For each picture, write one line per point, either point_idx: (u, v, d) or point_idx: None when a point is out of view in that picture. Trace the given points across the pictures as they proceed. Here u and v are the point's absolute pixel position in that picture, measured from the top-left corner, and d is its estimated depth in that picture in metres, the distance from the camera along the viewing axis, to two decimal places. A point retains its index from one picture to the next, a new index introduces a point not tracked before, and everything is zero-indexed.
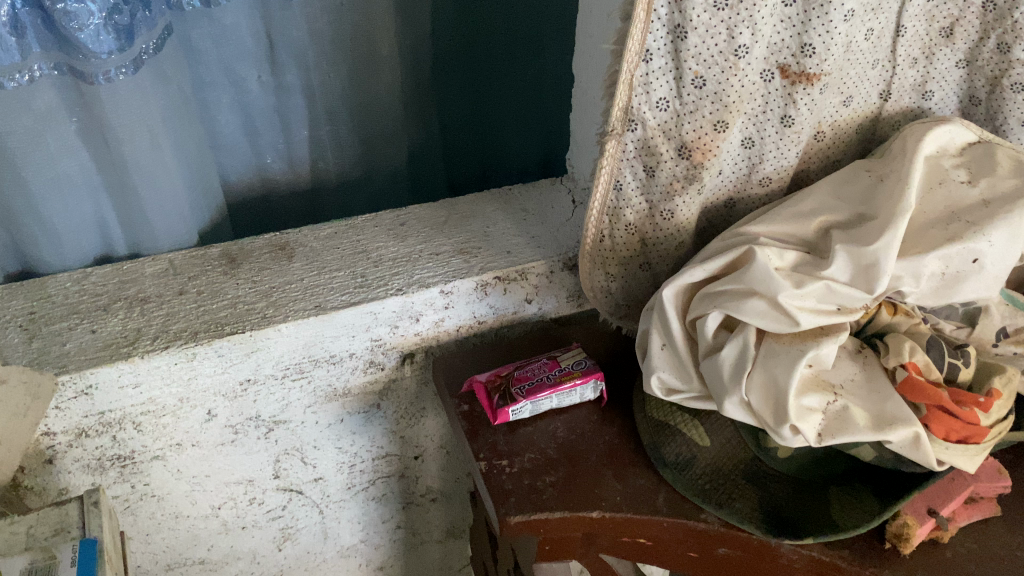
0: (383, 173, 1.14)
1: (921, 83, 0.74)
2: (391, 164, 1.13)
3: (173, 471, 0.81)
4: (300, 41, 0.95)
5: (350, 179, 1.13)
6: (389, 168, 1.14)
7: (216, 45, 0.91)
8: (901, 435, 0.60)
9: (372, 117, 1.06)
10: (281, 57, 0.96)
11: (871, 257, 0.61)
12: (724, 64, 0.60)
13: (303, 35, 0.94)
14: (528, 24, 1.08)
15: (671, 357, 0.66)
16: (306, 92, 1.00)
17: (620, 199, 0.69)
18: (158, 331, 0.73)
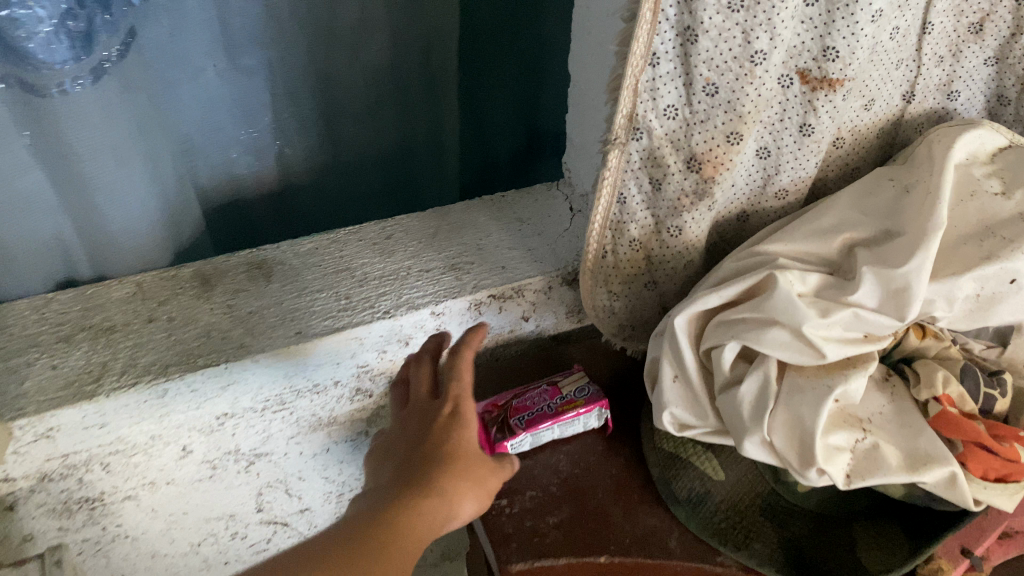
0: (355, 156, 1.06)
1: (946, 83, 0.68)
2: (363, 152, 1.06)
3: (147, 510, 0.76)
4: (256, 18, 0.85)
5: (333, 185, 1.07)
6: (361, 156, 1.06)
7: (173, 36, 0.79)
8: (937, 475, 0.55)
9: (351, 108, 0.99)
10: (239, 39, 0.86)
11: (901, 280, 0.56)
12: (739, 71, 0.52)
13: (258, 12, 0.85)
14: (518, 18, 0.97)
15: (684, 390, 0.61)
16: (266, 72, 0.90)
17: (624, 212, 0.61)
18: (126, 365, 0.67)
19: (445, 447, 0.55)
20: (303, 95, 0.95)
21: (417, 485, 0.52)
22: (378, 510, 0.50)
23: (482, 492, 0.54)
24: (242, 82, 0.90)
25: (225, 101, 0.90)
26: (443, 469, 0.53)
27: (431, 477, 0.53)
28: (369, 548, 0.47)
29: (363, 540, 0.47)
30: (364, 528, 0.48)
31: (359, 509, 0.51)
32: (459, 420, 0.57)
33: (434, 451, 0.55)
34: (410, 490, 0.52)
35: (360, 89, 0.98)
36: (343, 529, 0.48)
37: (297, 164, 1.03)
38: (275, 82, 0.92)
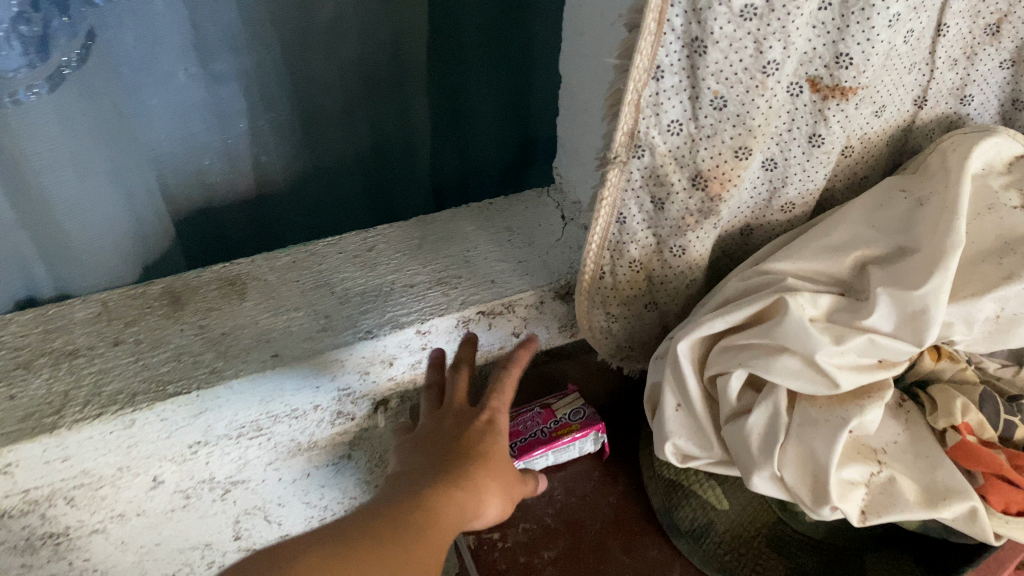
0: (333, 161, 1.02)
1: (960, 87, 0.64)
2: (341, 154, 1.02)
3: (117, 542, 0.72)
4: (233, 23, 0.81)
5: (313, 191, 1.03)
6: (339, 161, 1.03)
7: (139, 42, 0.75)
8: (957, 510, 0.52)
9: (324, 113, 0.96)
10: (212, 44, 0.81)
11: (919, 303, 0.52)
12: (749, 83, 0.48)
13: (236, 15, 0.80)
14: (508, 20, 0.92)
15: (687, 420, 0.57)
16: (240, 78, 0.86)
17: (624, 232, 0.58)
18: (90, 394, 0.62)
19: (477, 445, 0.57)
20: (278, 95, 0.91)
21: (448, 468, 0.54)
22: (414, 486, 0.51)
23: (505, 491, 0.57)
24: (218, 91, 0.85)
25: (195, 105, 0.85)
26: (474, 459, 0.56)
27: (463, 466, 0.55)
28: (409, 511, 0.48)
29: (403, 505, 0.48)
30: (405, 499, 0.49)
31: (393, 485, 0.52)
32: (491, 423, 0.60)
33: (468, 445, 0.57)
34: (442, 473, 0.53)
35: (333, 93, 0.94)
36: (383, 499, 0.49)
37: (274, 170, 0.98)
38: (250, 84, 0.88)
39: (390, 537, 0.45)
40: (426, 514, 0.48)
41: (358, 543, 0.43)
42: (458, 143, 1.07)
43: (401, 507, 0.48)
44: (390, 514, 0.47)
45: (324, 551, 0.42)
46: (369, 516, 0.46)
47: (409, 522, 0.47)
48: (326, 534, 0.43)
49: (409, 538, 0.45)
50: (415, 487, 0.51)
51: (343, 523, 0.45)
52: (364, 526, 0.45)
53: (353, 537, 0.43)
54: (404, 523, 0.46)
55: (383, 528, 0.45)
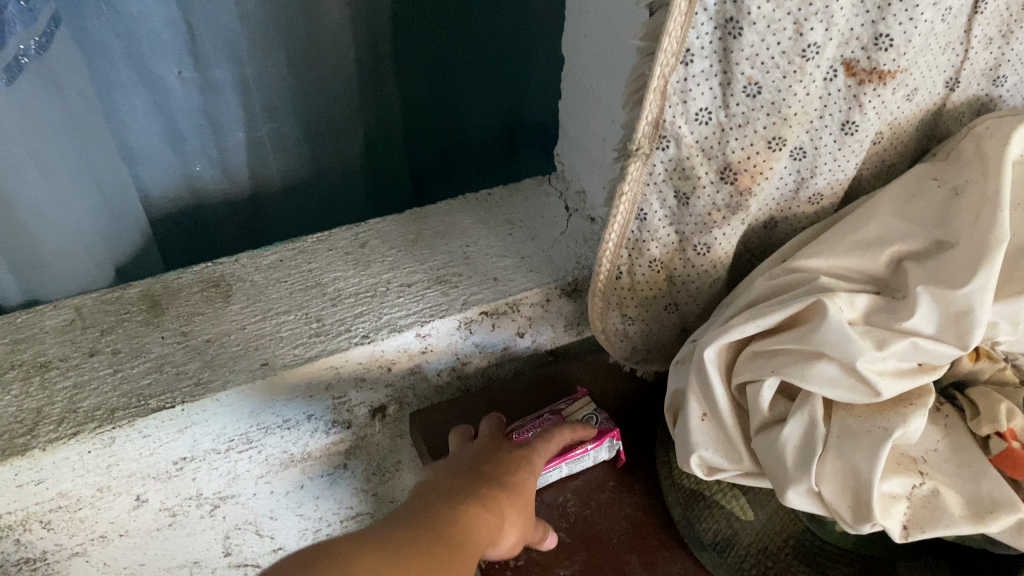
0: (334, 164, 0.98)
1: (993, 67, 0.60)
2: (342, 156, 0.97)
3: (99, 565, 0.67)
4: (236, 30, 0.79)
5: (299, 183, 0.98)
6: (342, 164, 0.98)
7: (125, 40, 0.76)
8: (1004, 524, 0.48)
9: (320, 108, 0.90)
10: (207, 51, 0.80)
11: (963, 303, 0.48)
12: (788, 67, 0.45)
13: (233, 18, 0.78)
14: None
15: (714, 430, 0.54)
16: (241, 91, 0.84)
17: (644, 229, 0.54)
18: (65, 411, 0.57)
19: (514, 475, 0.55)
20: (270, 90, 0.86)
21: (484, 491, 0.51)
22: (451, 504, 0.49)
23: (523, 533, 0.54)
24: (215, 100, 0.84)
25: (189, 113, 0.84)
26: (509, 489, 0.53)
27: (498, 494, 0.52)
28: (444, 531, 0.45)
29: (439, 524, 0.46)
30: (441, 517, 0.47)
31: (434, 499, 0.50)
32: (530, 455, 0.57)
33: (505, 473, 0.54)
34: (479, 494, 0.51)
35: (333, 91, 0.89)
36: (420, 513, 0.47)
37: (265, 167, 0.93)
38: (243, 78, 0.83)
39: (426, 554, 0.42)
40: (462, 536, 0.46)
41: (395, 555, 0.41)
42: (446, 117, 1.05)
43: (439, 524, 0.46)
44: (428, 532, 0.44)
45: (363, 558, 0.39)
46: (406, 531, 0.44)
47: (444, 543, 0.44)
48: (367, 538, 0.41)
49: (444, 559, 0.43)
50: (453, 505, 0.49)
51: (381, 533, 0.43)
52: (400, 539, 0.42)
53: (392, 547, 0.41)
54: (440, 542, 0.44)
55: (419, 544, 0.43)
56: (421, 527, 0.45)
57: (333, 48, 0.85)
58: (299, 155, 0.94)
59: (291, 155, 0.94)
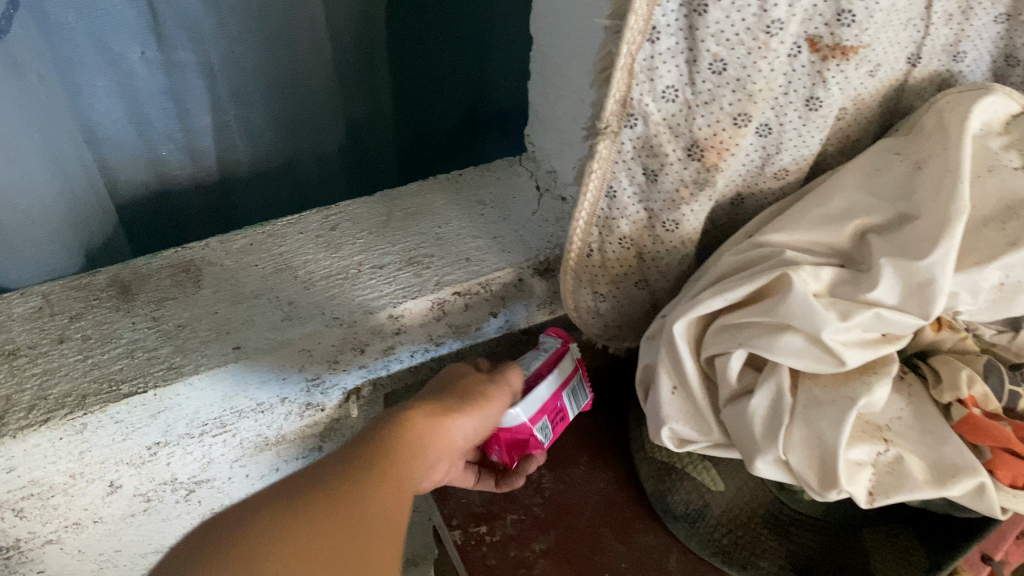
0: (310, 156, 1.00)
1: (954, 43, 0.61)
2: (318, 146, 0.99)
3: (74, 552, 0.67)
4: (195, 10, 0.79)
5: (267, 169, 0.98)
6: (318, 154, 1.00)
7: (87, 19, 0.74)
8: (965, 487, 0.50)
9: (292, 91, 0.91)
10: (170, 29, 0.79)
11: (925, 274, 0.49)
12: (752, 44, 0.45)
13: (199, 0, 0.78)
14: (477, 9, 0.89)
15: (685, 402, 0.54)
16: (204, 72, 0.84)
17: (613, 207, 0.55)
18: (34, 399, 0.57)
19: (477, 404, 0.53)
20: (239, 78, 0.87)
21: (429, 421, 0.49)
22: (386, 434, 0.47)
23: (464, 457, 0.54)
24: (179, 80, 0.83)
25: (154, 94, 0.83)
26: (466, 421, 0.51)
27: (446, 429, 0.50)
28: (377, 478, 0.44)
29: (371, 466, 0.44)
30: (372, 457, 0.45)
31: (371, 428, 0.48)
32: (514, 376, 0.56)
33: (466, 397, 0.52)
34: (423, 418, 0.49)
35: (307, 75, 0.90)
36: (349, 452, 0.45)
37: (233, 152, 0.93)
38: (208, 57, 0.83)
39: (357, 522, 0.41)
40: (393, 482, 0.45)
41: (320, 528, 0.39)
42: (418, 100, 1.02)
43: (370, 467, 0.44)
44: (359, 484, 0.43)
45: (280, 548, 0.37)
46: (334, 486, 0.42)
47: (376, 496, 0.43)
48: (284, 515, 0.39)
49: (377, 521, 0.42)
50: (387, 438, 0.47)
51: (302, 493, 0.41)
52: (325, 504, 0.40)
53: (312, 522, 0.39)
54: (372, 499, 0.42)
55: (349, 506, 0.41)
56: (351, 476, 0.43)
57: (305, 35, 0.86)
58: (267, 138, 0.95)
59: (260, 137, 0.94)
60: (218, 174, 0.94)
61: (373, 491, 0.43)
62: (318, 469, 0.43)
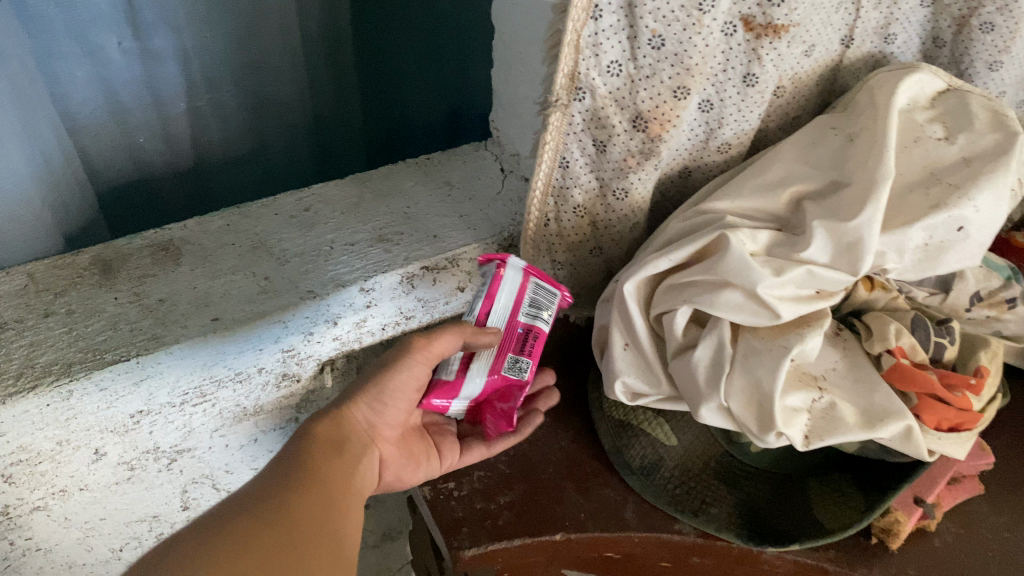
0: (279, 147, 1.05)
1: (884, 26, 0.66)
2: (293, 130, 1.04)
3: (60, 520, 0.69)
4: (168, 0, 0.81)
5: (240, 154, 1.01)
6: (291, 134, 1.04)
7: (64, 9, 0.73)
8: (893, 430, 0.54)
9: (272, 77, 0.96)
10: (145, 16, 0.80)
11: (853, 234, 0.54)
12: (687, 20, 0.50)
13: None
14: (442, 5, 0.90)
15: (635, 358, 0.59)
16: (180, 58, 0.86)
17: (567, 177, 0.59)
18: (22, 366, 0.60)
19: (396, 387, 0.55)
20: (215, 66, 0.90)
21: (342, 419, 0.53)
22: (310, 450, 0.50)
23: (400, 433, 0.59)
24: (154, 67, 0.84)
25: (129, 81, 0.83)
26: (372, 405, 0.55)
27: (355, 417, 0.55)
28: (306, 494, 0.46)
29: (299, 483, 0.47)
30: (304, 476, 0.48)
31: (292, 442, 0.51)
32: (428, 340, 0.54)
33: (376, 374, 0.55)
34: (336, 424, 0.53)
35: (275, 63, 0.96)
36: (280, 472, 0.48)
37: (207, 134, 0.95)
38: (184, 35, 0.85)
39: (293, 548, 0.43)
40: (326, 501, 0.47)
41: (255, 556, 0.41)
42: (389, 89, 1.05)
43: (301, 489, 0.47)
44: (293, 508, 0.45)
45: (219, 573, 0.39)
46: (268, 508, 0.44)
47: (310, 518, 0.45)
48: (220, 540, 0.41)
49: (314, 545, 0.44)
50: (313, 455, 0.50)
51: (237, 519, 0.43)
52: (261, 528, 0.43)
53: (245, 545, 0.41)
54: (304, 522, 0.45)
55: (284, 532, 0.43)
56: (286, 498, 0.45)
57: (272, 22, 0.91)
58: (238, 121, 0.97)
59: (231, 122, 0.97)
60: (190, 162, 0.95)
61: (303, 511, 0.45)
62: (253, 490, 0.46)
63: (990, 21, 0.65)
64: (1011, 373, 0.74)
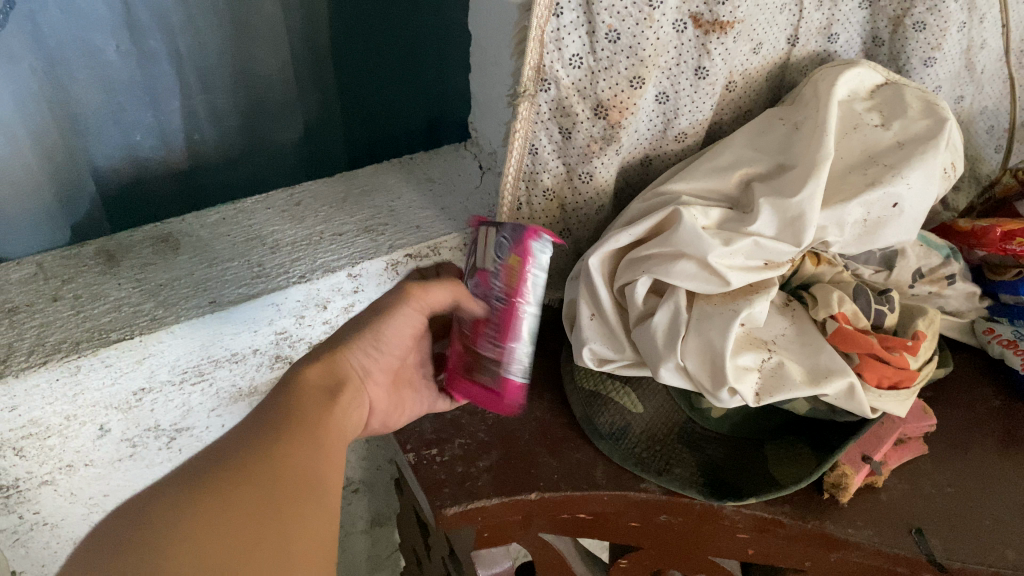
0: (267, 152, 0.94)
1: (827, 26, 0.72)
2: (279, 141, 0.94)
3: (66, 495, 0.73)
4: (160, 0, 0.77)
5: (232, 154, 0.92)
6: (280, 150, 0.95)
7: (70, 18, 0.73)
8: (837, 386, 0.59)
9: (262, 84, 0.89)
10: (139, 17, 0.77)
11: (796, 209, 0.59)
12: (639, 15, 0.56)
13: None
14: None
15: (601, 327, 0.64)
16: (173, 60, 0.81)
17: (537, 163, 0.65)
18: (33, 345, 0.64)
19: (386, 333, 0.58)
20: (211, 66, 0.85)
21: (333, 363, 0.54)
22: (297, 397, 0.49)
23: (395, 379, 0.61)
24: (152, 71, 0.81)
25: (126, 84, 0.80)
26: (365, 349, 0.57)
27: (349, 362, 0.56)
28: (293, 445, 0.45)
29: (285, 433, 0.46)
30: (284, 427, 0.47)
31: (277, 387, 0.50)
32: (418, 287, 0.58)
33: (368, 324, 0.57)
34: (325, 367, 0.53)
35: (267, 72, 0.89)
36: (259, 422, 0.47)
37: (201, 135, 0.88)
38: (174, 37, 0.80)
39: (278, 500, 0.42)
40: (310, 447, 0.46)
41: (234, 503, 0.40)
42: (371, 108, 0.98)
43: (287, 437, 0.46)
44: (273, 458, 0.44)
45: (197, 525, 0.38)
46: (247, 455, 0.43)
47: (296, 468, 0.44)
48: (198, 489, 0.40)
49: (300, 498, 0.43)
50: (297, 401, 0.49)
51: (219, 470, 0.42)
52: (241, 474, 0.42)
53: (225, 494, 0.41)
54: (287, 469, 0.44)
55: (265, 479, 0.42)
56: (268, 444, 0.45)
57: (262, 32, 0.86)
58: (232, 122, 0.90)
59: (225, 121, 0.89)
60: (186, 161, 0.88)
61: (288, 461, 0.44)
62: (230, 444, 0.45)
63: (921, 20, 0.71)
64: (955, 348, 0.79)
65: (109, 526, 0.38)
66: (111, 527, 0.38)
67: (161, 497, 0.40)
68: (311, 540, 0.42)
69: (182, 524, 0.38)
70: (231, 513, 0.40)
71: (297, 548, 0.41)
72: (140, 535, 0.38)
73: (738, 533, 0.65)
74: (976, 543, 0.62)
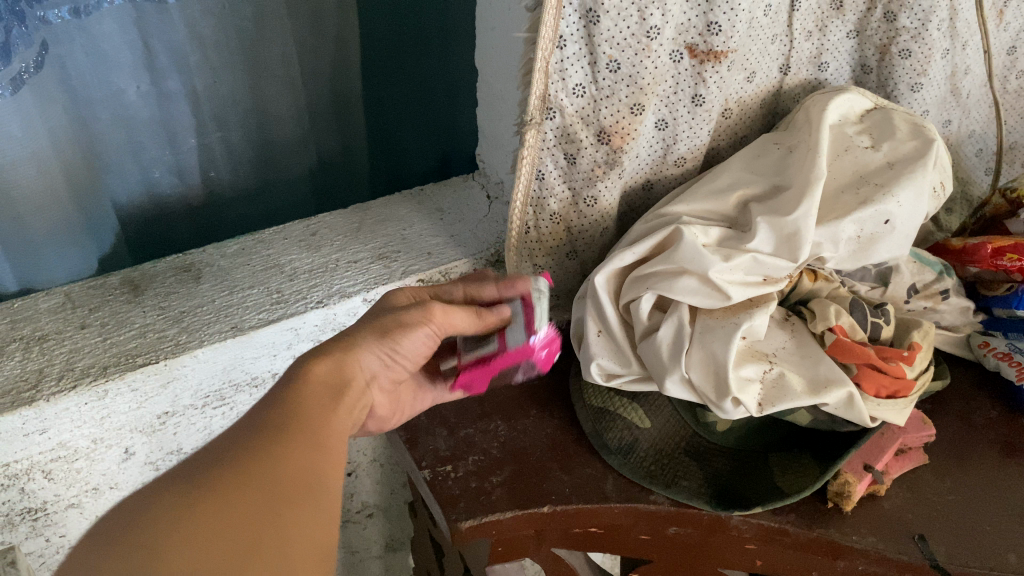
0: (278, 182, 0.97)
1: (817, 56, 0.75)
2: (290, 171, 0.96)
3: (91, 517, 0.76)
4: (179, 43, 0.80)
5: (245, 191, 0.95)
6: (292, 188, 0.98)
7: (93, 60, 0.76)
8: (837, 396, 0.61)
9: (274, 116, 0.90)
10: (160, 58, 0.79)
11: (792, 226, 0.62)
12: (637, 46, 0.60)
13: (183, 34, 0.79)
14: (447, 26, 0.93)
15: (608, 343, 0.67)
16: (191, 98, 0.84)
17: (543, 187, 0.68)
18: (63, 370, 0.67)
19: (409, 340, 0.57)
20: (223, 107, 0.87)
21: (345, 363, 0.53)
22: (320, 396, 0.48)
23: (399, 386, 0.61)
24: (170, 110, 0.83)
25: (146, 121, 0.82)
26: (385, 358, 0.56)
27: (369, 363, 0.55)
28: (293, 443, 0.44)
29: (287, 429, 0.45)
30: (286, 426, 0.45)
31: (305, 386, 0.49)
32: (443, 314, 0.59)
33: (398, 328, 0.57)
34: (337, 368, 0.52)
35: (278, 108, 0.90)
36: (262, 419, 0.45)
37: (216, 170, 0.91)
38: (191, 76, 0.82)
39: (275, 503, 0.40)
40: (309, 449, 0.45)
41: (227, 511, 0.39)
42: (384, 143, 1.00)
43: (289, 436, 0.44)
44: (274, 458, 0.42)
45: (188, 534, 0.37)
46: (243, 460, 0.42)
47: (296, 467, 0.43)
48: (191, 499, 0.39)
49: (301, 504, 0.41)
50: (300, 405, 0.47)
51: (216, 471, 0.41)
52: (235, 484, 0.40)
53: (221, 499, 0.39)
54: (285, 474, 0.42)
55: (260, 486, 0.41)
56: (262, 451, 0.43)
57: (272, 64, 0.86)
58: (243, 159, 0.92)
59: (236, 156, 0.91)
60: (202, 198, 0.91)
61: (288, 461, 0.43)
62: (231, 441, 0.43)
63: (907, 48, 0.75)
64: (953, 361, 0.82)
65: (96, 534, 0.37)
66: (91, 549, 0.36)
67: (149, 511, 0.38)
68: (309, 552, 0.40)
69: (171, 539, 0.37)
70: (223, 520, 0.39)
71: (294, 559, 0.39)
72: (124, 552, 0.36)
73: (745, 544, 0.67)
74: (979, 548, 0.63)
